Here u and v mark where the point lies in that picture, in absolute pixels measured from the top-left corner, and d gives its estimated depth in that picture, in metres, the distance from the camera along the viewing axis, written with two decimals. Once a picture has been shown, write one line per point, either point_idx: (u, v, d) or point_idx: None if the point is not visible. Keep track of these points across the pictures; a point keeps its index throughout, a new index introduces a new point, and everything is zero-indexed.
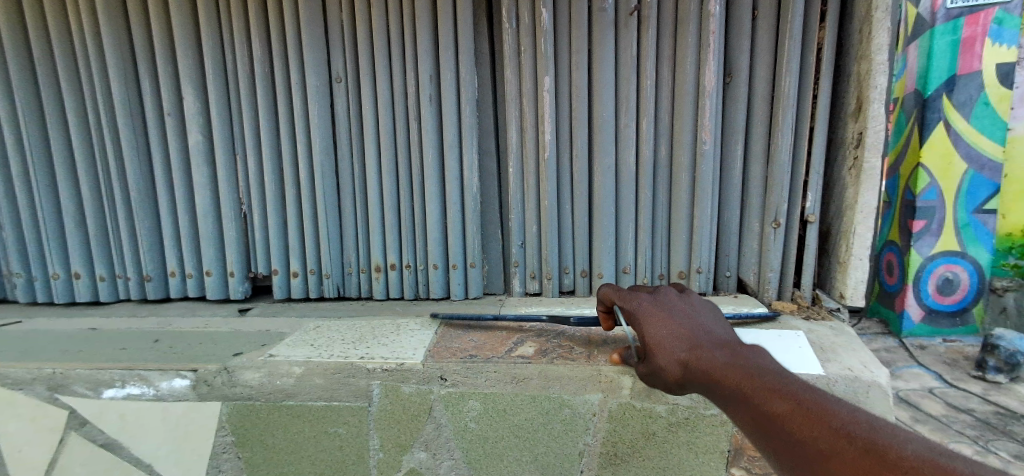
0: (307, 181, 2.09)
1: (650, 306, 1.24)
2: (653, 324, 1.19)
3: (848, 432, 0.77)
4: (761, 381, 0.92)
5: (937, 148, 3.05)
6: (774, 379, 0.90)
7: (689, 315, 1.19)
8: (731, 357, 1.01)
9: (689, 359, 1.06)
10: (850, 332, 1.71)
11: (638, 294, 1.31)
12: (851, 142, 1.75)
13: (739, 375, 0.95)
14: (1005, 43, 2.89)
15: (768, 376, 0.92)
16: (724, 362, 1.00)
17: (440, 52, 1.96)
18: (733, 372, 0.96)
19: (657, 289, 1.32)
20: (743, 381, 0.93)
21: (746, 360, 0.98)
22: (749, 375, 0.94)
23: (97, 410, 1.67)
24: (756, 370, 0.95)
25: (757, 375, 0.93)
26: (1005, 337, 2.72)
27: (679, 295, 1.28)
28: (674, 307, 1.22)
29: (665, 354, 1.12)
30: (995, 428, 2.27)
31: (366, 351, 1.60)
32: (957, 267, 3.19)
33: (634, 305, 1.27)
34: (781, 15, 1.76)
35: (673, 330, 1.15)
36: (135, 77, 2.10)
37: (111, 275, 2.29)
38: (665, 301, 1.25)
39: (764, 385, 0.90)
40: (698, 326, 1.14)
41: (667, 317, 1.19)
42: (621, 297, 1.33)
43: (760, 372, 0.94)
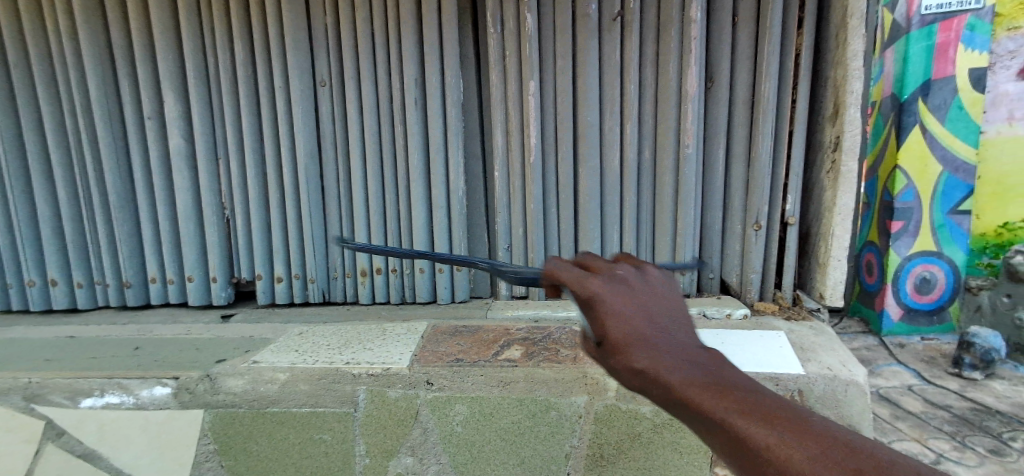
0: (291, 185, 2.07)
1: (610, 294, 0.73)
2: (611, 320, 0.70)
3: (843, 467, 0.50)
4: (741, 401, 0.58)
5: (913, 150, 3.15)
6: (753, 398, 0.59)
7: (657, 308, 0.73)
8: (698, 365, 0.64)
9: (652, 367, 0.64)
10: (830, 332, 1.75)
11: (592, 276, 0.76)
12: (829, 145, 1.79)
13: (713, 393, 0.59)
14: (977, 48, 2.96)
15: (747, 393, 0.60)
16: (695, 373, 0.63)
17: (424, 56, 1.96)
18: (706, 388, 0.60)
19: (618, 268, 0.79)
20: (720, 402, 0.58)
21: (717, 370, 0.64)
22: (724, 391, 0.60)
23: (75, 420, 1.64)
24: (736, 386, 0.61)
25: (732, 388, 0.60)
26: (981, 335, 2.81)
27: (638, 275, 0.79)
28: (633, 293, 0.74)
29: (620, 359, 0.67)
30: (972, 423, 2.32)
31: (352, 357, 1.60)
32: (934, 267, 3.28)
33: (582, 286, 0.74)
34: (760, 21, 1.79)
35: (633, 325, 0.69)
36: (114, 80, 2.07)
37: (89, 282, 2.24)
38: (624, 284, 0.76)
39: (741, 406, 0.57)
40: (656, 314, 0.72)
41: (627, 305, 0.72)
42: (569, 277, 0.76)
43: (738, 387, 0.61)
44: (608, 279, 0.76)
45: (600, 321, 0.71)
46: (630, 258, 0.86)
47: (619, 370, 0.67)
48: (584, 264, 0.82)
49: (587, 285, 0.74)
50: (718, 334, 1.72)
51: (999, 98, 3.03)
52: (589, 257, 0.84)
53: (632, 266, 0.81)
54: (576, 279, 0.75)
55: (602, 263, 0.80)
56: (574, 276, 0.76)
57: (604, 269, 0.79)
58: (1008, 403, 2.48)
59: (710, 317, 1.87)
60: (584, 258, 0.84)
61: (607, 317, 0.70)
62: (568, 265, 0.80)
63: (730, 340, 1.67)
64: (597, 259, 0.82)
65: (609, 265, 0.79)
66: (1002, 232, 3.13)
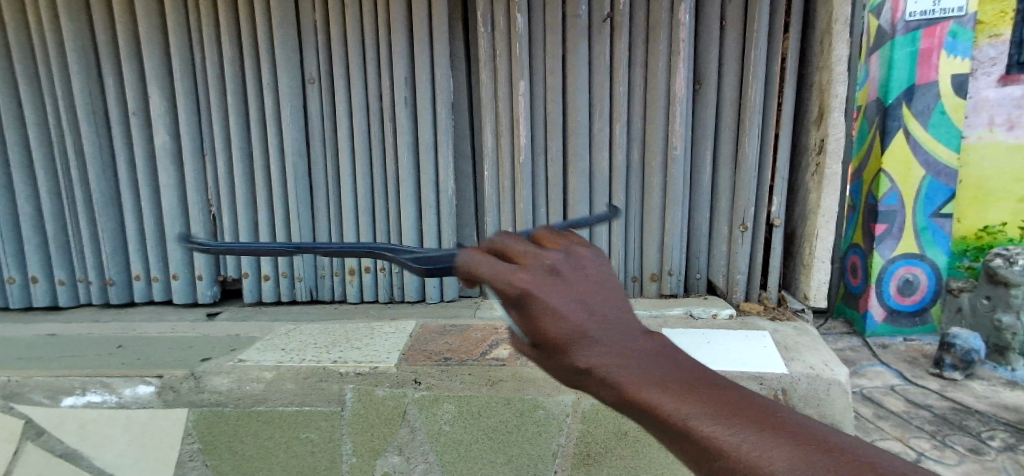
0: (279, 182, 2.06)
1: (543, 288, 0.55)
2: (548, 317, 0.54)
3: (829, 467, 0.42)
4: (701, 396, 0.49)
5: (897, 154, 3.20)
6: (714, 389, 0.50)
7: (594, 295, 0.57)
8: (650, 357, 0.53)
9: (599, 366, 0.52)
10: (813, 332, 1.77)
11: (517, 267, 0.56)
12: (814, 148, 1.81)
13: (671, 392, 0.49)
14: (960, 55, 3.02)
15: (706, 384, 0.50)
16: (647, 368, 0.51)
17: (414, 55, 1.96)
18: (662, 386, 0.49)
19: (545, 253, 0.59)
20: (678, 402, 0.48)
21: (669, 359, 0.53)
22: (681, 386, 0.49)
23: (55, 419, 1.61)
24: (693, 377, 0.51)
25: (689, 379, 0.50)
26: (961, 336, 2.88)
27: (568, 259, 0.60)
28: (571, 287, 0.57)
29: (559, 360, 0.54)
30: (951, 422, 2.37)
31: (339, 355, 1.60)
32: (916, 269, 3.34)
33: (505, 281, 0.55)
34: (747, 24, 1.81)
35: (573, 322, 0.54)
36: (97, 74, 2.04)
37: (72, 280, 2.21)
38: (557, 277, 0.57)
39: (703, 404, 0.48)
40: (596, 304, 0.56)
41: (564, 299, 0.55)
42: (491, 273, 0.56)
43: (695, 376, 0.51)
44: (534, 269, 0.57)
45: (534, 324, 0.54)
46: (554, 233, 0.66)
47: (559, 371, 0.54)
48: (501, 253, 0.61)
49: (514, 279, 0.55)
50: (705, 334, 1.74)
51: (979, 104, 3.12)
52: (505, 239, 0.62)
53: (562, 247, 0.62)
54: (496, 276, 0.55)
55: (524, 249, 0.59)
56: (494, 271, 0.56)
57: (530, 257, 0.58)
58: (987, 403, 2.54)
59: (696, 317, 1.89)
60: (500, 243, 0.62)
61: (542, 317, 0.54)
62: (483, 257, 0.58)
63: (716, 340, 1.69)
64: (517, 242, 0.61)
65: (536, 250, 0.59)
66: (982, 235, 3.24)
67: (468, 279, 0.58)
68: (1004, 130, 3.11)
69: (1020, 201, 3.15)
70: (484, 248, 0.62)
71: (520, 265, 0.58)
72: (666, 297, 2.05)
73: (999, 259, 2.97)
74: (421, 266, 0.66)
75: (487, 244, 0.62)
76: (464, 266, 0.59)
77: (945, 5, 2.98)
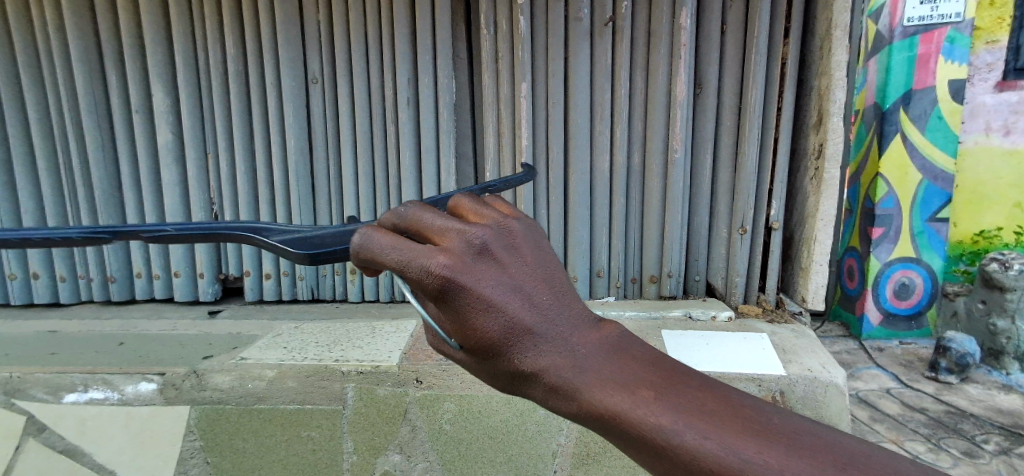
0: (281, 181, 2.07)
1: (468, 275, 0.50)
2: (478, 312, 0.51)
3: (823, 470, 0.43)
4: (666, 399, 0.49)
5: (893, 159, 3.23)
6: (680, 389, 0.50)
7: (531, 280, 0.54)
8: (602, 357, 0.52)
9: (547, 370, 0.51)
10: (811, 335, 1.79)
11: (436, 250, 0.51)
12: (812, 153, 1.83)
13: (632, 397, 0.49)
14: (956, 60, 3.03)
15: (670, 382, 0.51)
16: (600, 369, 0.51)
17: (417, 57, 1.97)
18: (622, 391, 0.50)
19: (471, 229, 0.53)
20: (640, 408, 0.48)
21: (626, 354, 0.53)
22: (643, 391, 0.49)
23: (57, 415, 1.62)
24: (654, 376, 0.51)
25: (652, 380, 0.51)
26: (956, 340, 2.89)
27: (498, 236, 0.54)
28: (506, 273, 0.53)
29: (500, 362, 0.53)
30: (946, 426, 2.39)
31: (341, 354, 1.61)
32: (913, 273, 3.35)
33: (423, 270, 0.50)
34: (748, 29, 1.83)
35: (506, 315, 0.51)
36: (100, 72, 2.04)
37: (73, 276, 2.21)
38: (488, 259, 0.53)
39: (671, 408, 0.48)
40: (536, 292, 0.53)
41: (496, 287, 0.51)
42: (402, 258, 0.51)
43: (657, 377, 0.51)
44: (457, 253, 0.51)
45: (462, 320, 0.51)
46: (480, 201, 0.60)
47: (503, 376, 0.54)
48: (417, 232, 0.55)
49: (434, 266, 0.50)
50: (704, 335, 1.76)
51: (976, 108, 3.14)
52: (424, 213, 0.55)
53: (493, 220, 0.56)
54: (411, 262, 0.50)
55: (443, 226, 0.53)
56: (409, 257, 0.51)
57: (452, 235, 0.53)
58: (981, 407, 2.56)
59: (695, 318, 1.90)
60: (417, 219, 0.55)
61: (472, 311, 0.51)
62: (397, 238, 0.53)
63: (714, 342, 1.71)
64: (437, 217, 0.55)
65: (459, 226, 0.53)
66: (978, 240, 3.27)
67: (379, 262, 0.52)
68: (1001, 135, 3.15)
69: (1014, 206, 3.19)
70: (399, 225, 0.56)
71: (439, 246, 0.53)
72: (665, 299, 2.07)
73: (995, 263, 2.96)
74: (299, 250, 0.62)
75: (401, 220, 0.56)
76: (372, 249, 0.53)
77: (942, 11, 3.00)
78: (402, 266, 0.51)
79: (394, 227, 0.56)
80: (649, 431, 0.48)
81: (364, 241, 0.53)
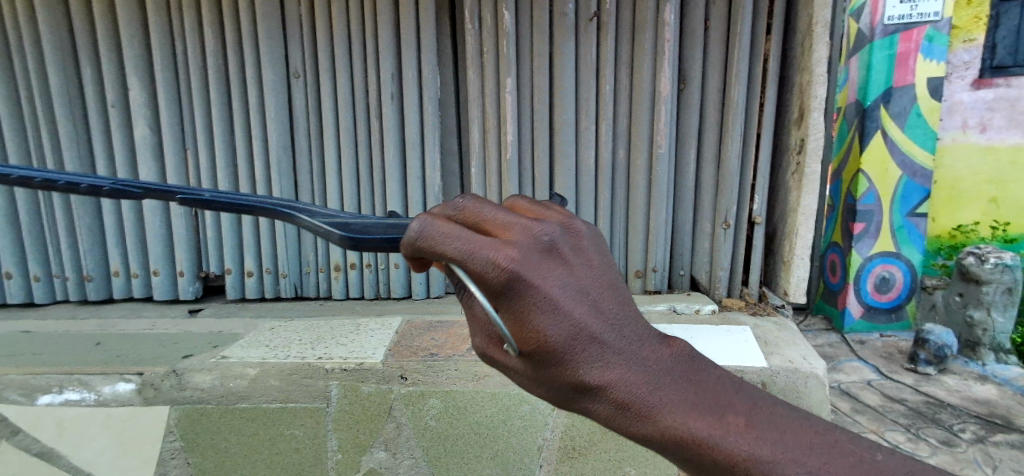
0: (264, 178, 2.04)
1: (536, 272, 0.47)
2: (541, 315, 0.48)
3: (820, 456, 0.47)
4: (753, 425, 0.48)
5: (874, 155, 3.27)
6: (764, 417, 0.49)
7: (597, 286, 0.51)
8: (675, 374, 0.51)
9: (614, 384, 0.49)
10: (792, 327, 1.82)
11: (503, 242, 0.48)
12: (794, 148, 1.84)
13: (718, 424, 0.48)
14: (936, 58, 3.08)
15: (752, 409, 0.50)
16: (675, 388, 0.50)
17: (401, 51, 1.95)
18: (704, 414, 0.48)
19: (537, 226, 0.51)
20: (730, 436, 0.47)
21: (698, 374, 0.52)
22: (730, 418, 0.48)
23: (32, 417, 1.58)
24: (731, 398, 0.50)
25: (736, 405, 0.50)
26: (934, 332, 2.95)
27: (565, 235, 0.52)
28: (572, 276, 0.50)
29: (561, 373, 0.49)
30: (925, 415, 2.44)
31: (324, 351, 1.59)
32: (892, 267, 3.41)
33: (488, 262, 0.46)
34: (731, 25, 1.84)
35: (572, 320, 0.48)
36: (74, 66, 1.99)
37: (47, 275, 2.16)
38: (554, 257, 0.50)
39: (759, 437, 0.48)
40: (601, 298, 0.51)
41: (562, 289, 0.49)
42: (463, 249, 0.47)
43: (738, 403, 0.50)
44: (525, 246, 0.49)
45: (522, 320, 0.47)
46: (533, 205, 0.58)
47: (564, 390, 0.51)
48: (475, 225, 0.52)
49: (503, 259, 0.46)
50: (688, 329, 1.77)
51: (954, 106, 3.23)
52: (482, 206, 0.53)
53: (555, 220, 0.54)
54: (475, 254, 0.46)
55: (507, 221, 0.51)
56: (472, 248, 0.47)
57: (516, 230, 0.50)
58: (958, 397, 2.62)
59: (680, 312, 1.92)
60: (476, 211, 0.52)
61: (536, 310, 0.47)
62: (458, 227, 0.49)
63: (699, 335, 1.72)
64: (498, 211, 0.52)
65: (523, 221, 0.51)
66: (955, 234, 3.36)
67: (437, 251, 0.48)
68: (977, 132, 3.23)
69: (990, 202, 3.29)
70: (455, 217, 0.52)
71: (504, 239, 0.50)
72: (651, 293, 2.08)
73: (970, 257, 3.03)
74: (341, 233, 0.61)
75: (458, 212, 0.53)
76: (432, 237, 0.48)
77: (922, 10, 3.05)
78: (465, 257, 0.46)
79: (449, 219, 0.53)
80: (741, 461, 0.47)
81: (424, 230, 0.49)
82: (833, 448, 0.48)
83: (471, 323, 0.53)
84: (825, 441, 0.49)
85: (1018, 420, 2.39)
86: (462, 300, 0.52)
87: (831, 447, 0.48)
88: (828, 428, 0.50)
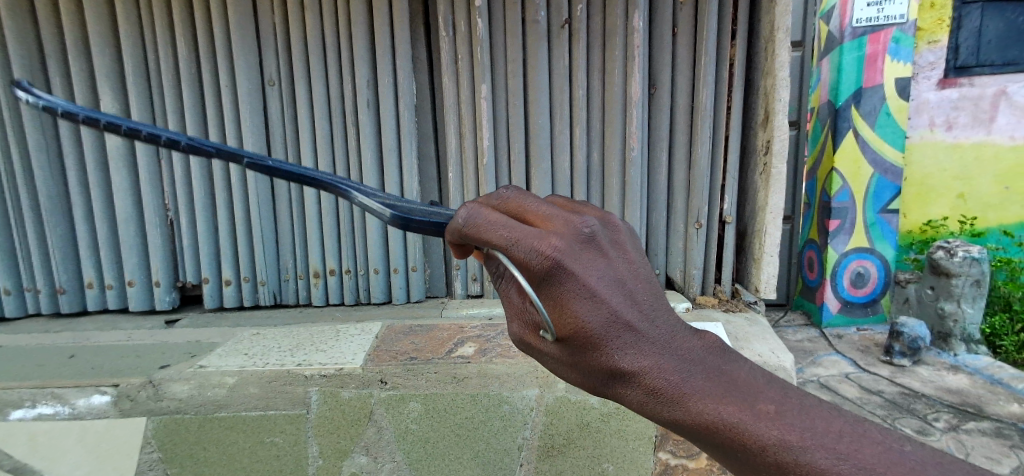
0: (239, 185, 2.03)
1: (575, 262, 0.57)
2: (579, 301, 0.57)
3: (845, 441, 0.53)
4: (786, 414, 0.55)
5: (847, 154, 3.38)
6: (797, 407, 0.55)
7: (632, 278, 0.60)
8: (706, 363, 0.58)
9: (644, 369, 0.56)
10: (762, 322, 1.88)
11: (545, 233, 0.58)
12: (761, 149, 1.89)
13: (752, 412, 0.54)
14: (903, 59, 3.18)
15: (784, 399, 0.56)
16: (705, 376, 0.57)
17: (377, 59, 1.97)
18: (735, 402, 0.55)
19: (578, 219, 0.61)
20: (762, 422, 0.54)
21: (728, 364, 0.58)
22: (762, 406, 0.55)
23: (5, 432, 1.56)
24: (765, 390, 0.57)
25: (767, 396, 0.56)
26: (908, 324, 3.04)
27: (604, 229, 0.63)
28: (610, 267, 0.59)
29: (596, 358, 0.57)
30: (900, 406, 2.52)
31: (304, 358, 1.60)
32: (867, 262, 3.50)
33: (531, 250, 0.57)
34: (697, 32, 1.90)
35: (608, 308, 0.57)
36: (44, 76, 1.97)
37: (18, 289, 2.12)
38: (594, 247, 0.60)
39: (792, 424, 0.54)
40: (637, 290, 0.59)
41: (600, 279, 0.58)
42: (509, 237, 0.58)
43: (770, 393, 0.56)
44: (566, 236, 0.59)
45: (559, 304, 0.57)
46: (573, 203, 0.69)
47: (599, 375, 0.58)
48: (520, 215, 0.63)
49: (546, 248, 0.57)
50: None
51: (921, 106, 3.36)
52: (526, 199, 0.64)
53: (595, 215, 0.65)
54: (518, 242, 0.58)
55: (549, 213, 0.62)
56: (516, 237, 0.58)
57: (558, 221, 0.61)
58: (931, 387, 2.72)
59: None
60: (520, 203, 0.64)
61: (574, 296, 0.57)
62: (504, 218, 0.60)
63: None
64: (541, 205, 0.63)
65: (563, 215, 0.62)
66: (926, 229, 3.48)
67: (482, 237, 0.60)
68: (943, 130, 3.36)
69: (958, 197, 3.42)
70: (500, 207, 0.64)
71: (546, 229, 0.60)
72: None
73: (941, 250, 3.15)
74: (396, 214, 0.75)
75: (503, 203, 0.65)
76: (477, 225, 0.61)
77: (888, 13, 3.16)
78: (510, 244, 0.58)
79: (495, 208, 0.65)
80: (773, 445, 0.53)
81: (470, 218, 0.61)
82: (862, 436, 0.53)
83: (509, 311, 0.63)
84: (854, 431, 0.54)
85: (987, 408, 2.49)
86: (500, 289, 0.63)
87: (860, 436, 0.53)
88: (848, 419, 0.55)
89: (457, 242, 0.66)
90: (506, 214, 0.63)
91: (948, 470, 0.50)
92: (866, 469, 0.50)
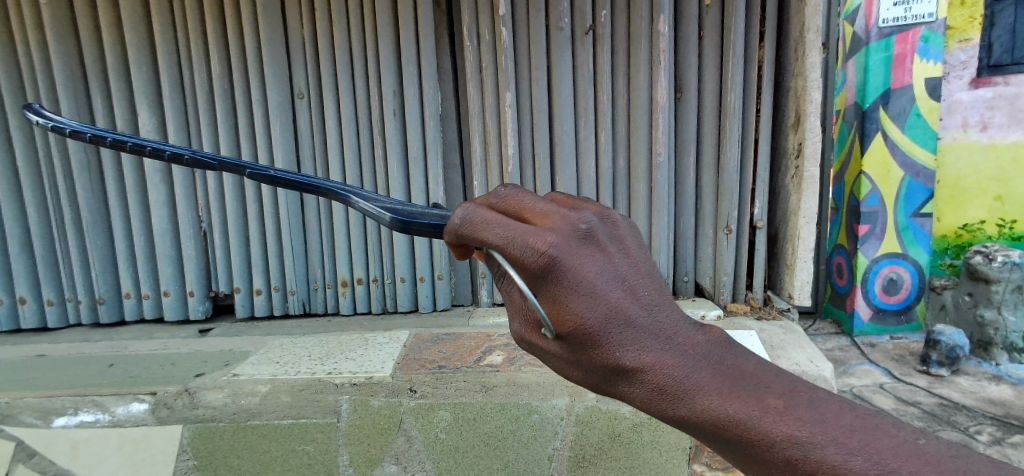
0: (269, 196, 2.07)
1: (572, 257, 0.55)
2: (578, 298, 0.54)
3: (855, 435, 0.49)
4: (794, 408, 0.52)
5: (875, 156, 3.28)
6: (808, 401, 0.52)
7: (634, 273, 0.58)
8: (710, 358, 0.55)
9: (645, 365, 0.54)
10: (798, 330, 1.84)
11: (542, 230, 0.56)
12: (793, 152, 1.85)
13: (757, 408, 0.52)
14: (932, 59, 3.09)
15: (792, 392, 0.53)
16: (710, 372, 0.54)
17: (403, 69, 2.00)
18: (742, 397, 0.53)
19: (576, 215, 0.59)
20: (770, 417, 0.51)
21: (732, 358, 0.56)
22: (769, 400, 0.52)
23: (46, 439, 1.60)
24: (770, 382, 0.54)
25: (775, 389, 0.53)
26: (946, 332, 2.92)
27: (603, 224, 0.61)
28: (609, 262, 0.57)
29: (596, 356, 0.55)
30: (941, 419, 2.40)
31: (334, 366, 1.63)
32: (900, 268, 3.38)
33: (527, 246, 0.54)
34: (724, 34, 1.88)
35: (608, 304, 0.55)
36: (84, 94, 2.05)
37: (60, 299, 2.19)
38: (591, 243, 0.58)
39: (801, 418, 0.51)
40: (638, 285, 0.57)
41: (599, 274, 0.56)
42: (506, 236, 0.56)
43: (778, 386, 0.54)
44: (563, 232, 0.57)
45: (558, 301, 0.55)
46: (574, 198, 0.67)
47: (602, 373, 0.56)
48: (518, 212, 0.62)
49: (542, 244, 0.54)
50: None
51: (953, 106, 3.26)
52: (525, 196, 0.63)
53: (593, 210, 0.63)
54: (514, 240, 0.55)
55: (547, 209, 0.60)
56: (511, 234, 0.55)
57: (555, 217, 0.60)
58: (974, 398, 2.61)
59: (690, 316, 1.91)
60: (519, 200, 0.63)
61: (572, 294, 0.55)
62: (500, 216, 0.58)
63: None
64: (538, 201, 0.62)
65: (561, 211, 0.60)
66: (961, 233, 3.36)
67: (480, 237, 0.58)
68: (978, 130, 3.24)
69: (994, 199, 3.28)
70: (501, 206, 0.63)
71: (543, 225, 0.58)
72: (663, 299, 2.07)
73: (979, 255, 3.05)
74: (395, 217, 0.74)
75: (502, 201, 0.63)
76: (474, 223, 0.59)
77: (916, 12, 3.07)
78: (505, 242, 0.55)
79: (494, 207, 0.63)
80: (780, 441, 0.50)
81: (467, 217, 0.60)
82: (874, 430, 0.50)
83: (510, 309, 0.61)
84: (867, 424, 0.51)
85: None
86: (501, 287, 0.61)
87: (874, 430, 0.50)
88: (865, 413, 0.52)
89: (455, 242, 0.64)
90: (505, 213, 0.62)
91: (965, 463, 0.47)
92: (880, 465, 0.47)
